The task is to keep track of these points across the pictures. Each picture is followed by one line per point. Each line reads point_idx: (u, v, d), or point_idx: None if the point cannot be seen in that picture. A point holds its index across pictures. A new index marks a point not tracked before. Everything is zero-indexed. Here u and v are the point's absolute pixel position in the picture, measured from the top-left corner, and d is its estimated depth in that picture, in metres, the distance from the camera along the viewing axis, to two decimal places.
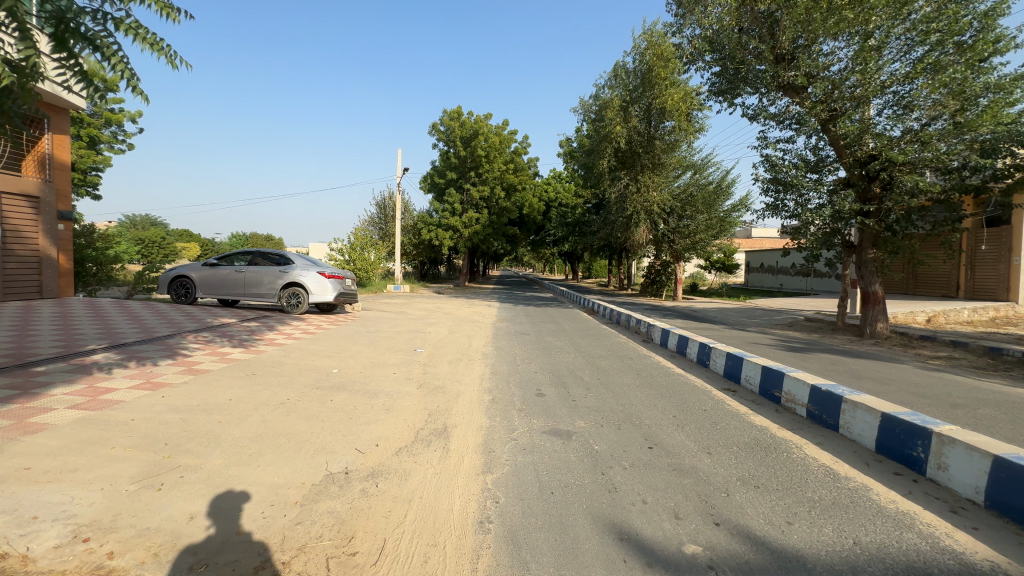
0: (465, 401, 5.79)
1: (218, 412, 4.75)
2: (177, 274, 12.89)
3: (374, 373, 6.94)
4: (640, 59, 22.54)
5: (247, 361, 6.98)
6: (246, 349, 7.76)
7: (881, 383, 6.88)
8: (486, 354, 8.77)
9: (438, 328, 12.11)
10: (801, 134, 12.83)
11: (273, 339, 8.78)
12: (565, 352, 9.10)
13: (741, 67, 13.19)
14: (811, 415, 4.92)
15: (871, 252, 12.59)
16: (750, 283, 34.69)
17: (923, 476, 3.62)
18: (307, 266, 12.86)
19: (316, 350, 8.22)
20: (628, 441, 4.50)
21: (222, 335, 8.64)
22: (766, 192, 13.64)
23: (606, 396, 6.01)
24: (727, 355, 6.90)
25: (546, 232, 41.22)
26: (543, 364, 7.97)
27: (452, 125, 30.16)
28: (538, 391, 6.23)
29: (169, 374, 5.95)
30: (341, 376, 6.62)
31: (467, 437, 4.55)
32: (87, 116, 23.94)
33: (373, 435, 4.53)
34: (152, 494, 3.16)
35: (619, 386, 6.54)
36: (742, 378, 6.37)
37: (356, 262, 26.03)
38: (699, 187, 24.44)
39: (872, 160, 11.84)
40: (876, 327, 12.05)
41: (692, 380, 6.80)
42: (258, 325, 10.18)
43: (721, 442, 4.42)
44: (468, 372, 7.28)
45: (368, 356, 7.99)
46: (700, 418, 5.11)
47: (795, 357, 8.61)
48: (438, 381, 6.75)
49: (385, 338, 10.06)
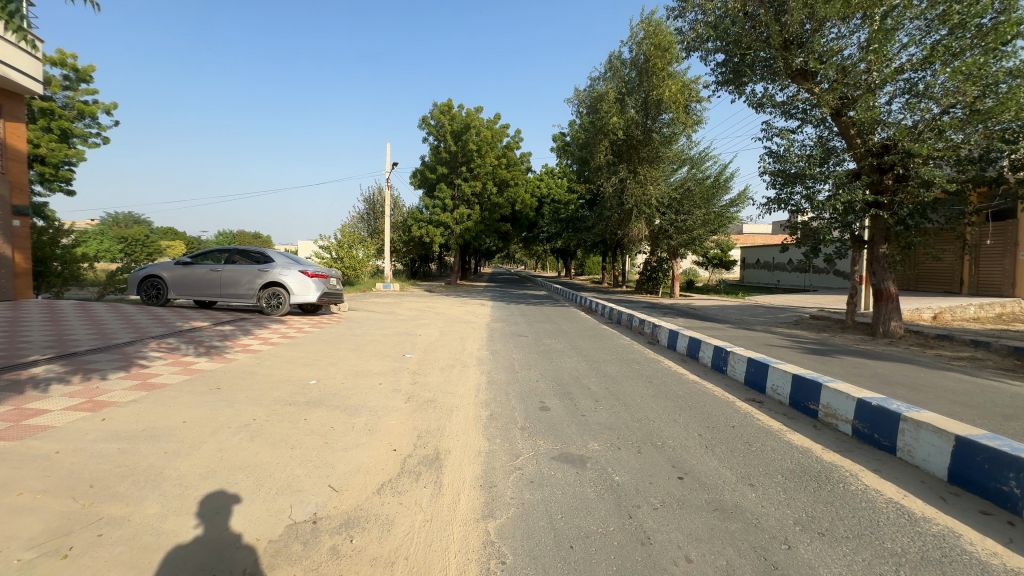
0: (459, 418, 5.08)
1: (166, 440, 4.00)
2: (148, 274, 12.01)
3: (355, 385, 6.19)
4: (637, 50, 21.92)
5: (213, 372, 6.22)
6: (214, 358, 6.96)
7: (915, 390, 6.28)
8: (481, 360, 8.06)
9: (429, 329, 11.37)
10: (809, 123, 12.28)
11: (247, 345, 8.00)
12: (566, 356, 8.42)
13: (746, 53, 12.58)
14: (859, 433, 4.28)
15: (883, 248, 12.02)
16: (746, 280, 34.34)
17: (1018, 518, 2.99)
18: (288, 265, 12.04)
19: (293, 358, 7.44)
20: (653, 469, 3.83)
21: (190, 342, 7.84)
22: (774, 185, 13.03)
23: (619, 410, 5.32)
24: (748, 360, 6.26)
25: (539, 229, 40.48)
26: (544, 371, 7.28)
27: (443, 118, 29.30)
28: (541, 404, 5.54)
29: (118, 390, 5.18)
30: (318, 388, 5.87)
31: (463, 466, 3.85)
32: (56, 108, 22.89)
33: (351, 466, 3.80)
34: (53, 566, 2.43)
35: (630, 397, 5.86)
36: (768, 387, 5.71)
37: (343, 260, 25.16)
38: (697, 181, 23.89)
39: (885, 151, 11.28)
40: (889, 326, 11.52)
41: (710, 389, 6.15)
42: (233, 329, 9.38)
43: (762, 470, 3.77)
44: (462, 382, 6.57)
45: (350, 364, 7.24)
46: (731, 438, 4.44)
47: (813, 362, 8.00)
48: (428, 392, 6.02)
49: (372, 341, 9.32)
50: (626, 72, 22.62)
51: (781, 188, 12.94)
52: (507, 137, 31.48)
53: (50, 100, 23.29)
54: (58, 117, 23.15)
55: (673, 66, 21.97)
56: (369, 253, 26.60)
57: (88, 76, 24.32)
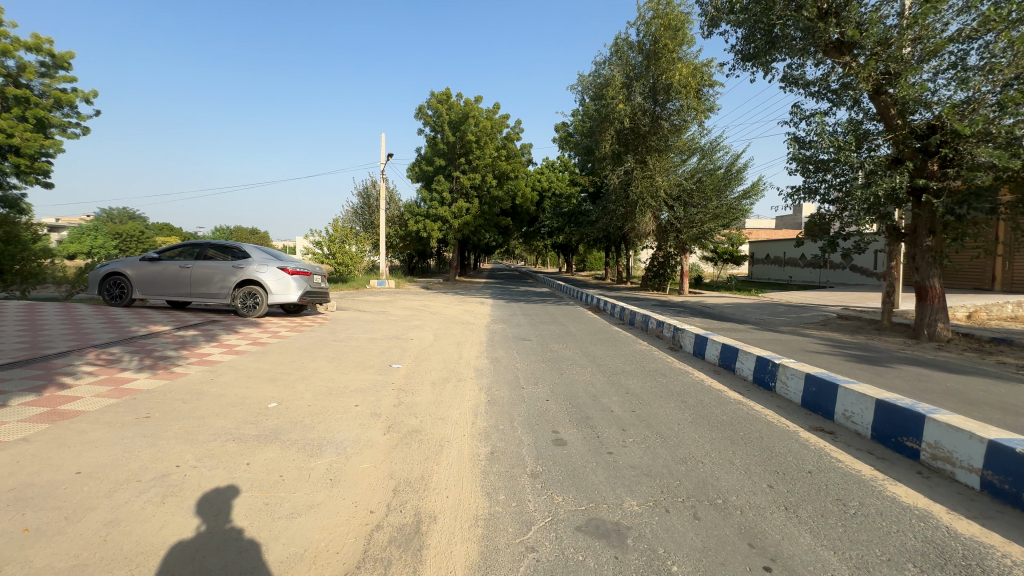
0: (451, 457, 3.93)
1: (33, 508, 2.86)
2: (111, 271, 10.85)
3: (324, 409, 5.02)
4: (646, 32, 20.77)
5: (151, 392, 5.07)
6: (158, 373, 5.77)
7: (1007, 410, 5.17)
8: (479, 371, 6.91)
9: (422, 332, 10.21)
10: (841, 104, 11.17)
11: (207, 355, 6.86)
12: (579, 366, 7.24)
13: (774, 26, 11.48)
14: (994, 489, 3.17)
15: (928, 241, 10.60)
16: (756, 276, 33.11)
17: None
18: (266, 261, 10.86)
19: (255, 371, 6.25)
20: (723, 549, 2.70)
21: (138, 351, 6.65)
22: (802, 172, 11.87)
23: (655, 446, 4.16)
24: (806, 378, 5.10)
25: (540, 224, 39.23)
26: (555, 386, 6.12)
27: (441, 108, 28.03)
28: (556, 437, 4.37)
29: (11, 423, 4.02)
30: (275, 415, 4.70)
31: (451, 549, 2.70)
32: (32, 96, 21.66)
33: (292, 549, 2.66)
34: None
35: (664, 424, 4.73)
36: (839, 413, 4.57)
37: (335, 255, 23.92)
38: (708, 173, 22.62)
39: (931, 132, 10.10)
40: (935, 329, 10.35)
41: (761, 413, 5.00)
42: (196, 334, 8.22)
43: (881, 555, 2.63)
44: (456, 403, 5.41)
45: (323, 379, 6.08)
46: (815, 493, 3.30)
47: (867, 375, 6.84)
48: (413, 418, 4.86)
49: (356, 348, 8.18)
50: (632, 56, 21.40)
51: (810, 175, 11.77)
52: (508, 127, 30.33)
53: (25, 87, 22.07)
54: (33, 106, 21.89)
55: (683, 50, 20.85)
56: (362, 249, 25.33)
57: (66, 62, 23.05)
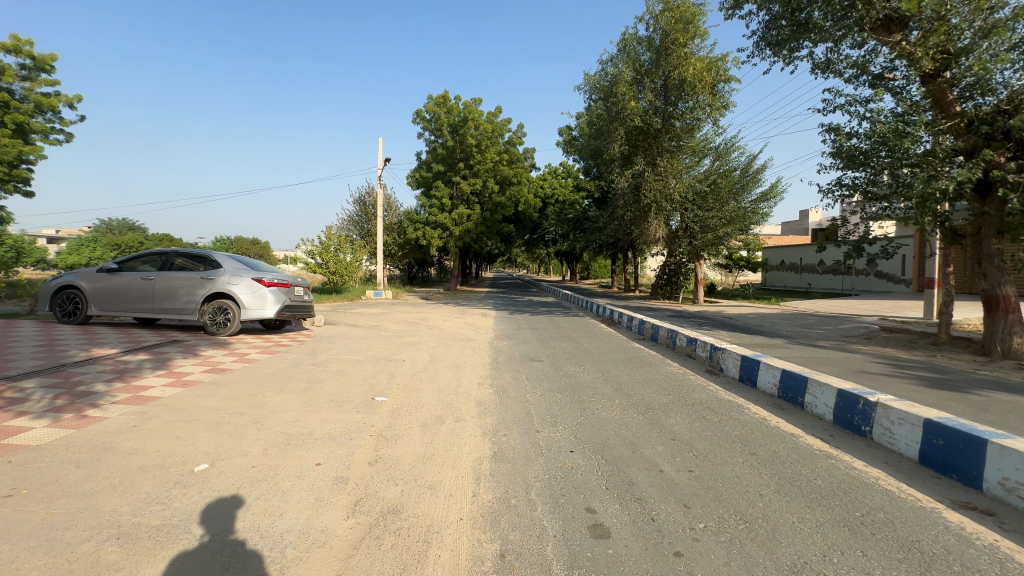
0: (440, 569, 2.58)
1: None
2: (64, 283, 9.59)
3: (273, 471, 3.70)
4: (656, 27, 19.73)
5: (39, 450, 3.76)
6: (66, 418, 4.47)
7: None
8: (481, 406, 5.57)
9: (416, 352, 8.87)
10: (886, 90, 9.88)
11: (144, 388, 5.53)
12: (603, 398, 5.86)
13: (808, 8, 10.27)
14: None
15: (996, 243, 9.22)
16: (771, 283, 31.72)
17: None
18: (239, 271, 9.56)
19: (200, 410, 4.95)
20: None
21: (54, 386, 5.31)
22: (842, 167, 10.50)
23: (741, 540, 2.82)
24: (929, 426, 3.74)
25: (544, 231, 38.03)
26: (578, 429, 4.76)
27: (438, 111, 26.88)
28: (597, 527, 2.98)
29: None
30: (202, 486, 3.38)
31: None
32: (10, 99, 20.51)
33: None
34: None
35: (741, 497, 3.35)
36: (999, 481, 3.21)
37: (329, 265, 22.60)
38: (722, 174, 21.31)
39: (999, 117, 8.79)
40: (1010, 343, 8.98)
41: (870, 475, 3.63)
42: (145, 358, 6.94)
43: None
44: (452, 459, 4.05)
45: (282, 424, 4.71)
46: None
47: (965, 406, 5.49)
48: (392, 486, 3.52)
49: (335, 374, 6.85)
50: (641, 53, 20.30)
51: (852, 170, 10.39)
52: (510, 132, 29.27)
53: (5, 92, 21.02)
54: (13, 111, 20.79)
55: (696, 44, 19.75)
56: (359, 258, 24.04)
57: (47, 64, 21.98)
